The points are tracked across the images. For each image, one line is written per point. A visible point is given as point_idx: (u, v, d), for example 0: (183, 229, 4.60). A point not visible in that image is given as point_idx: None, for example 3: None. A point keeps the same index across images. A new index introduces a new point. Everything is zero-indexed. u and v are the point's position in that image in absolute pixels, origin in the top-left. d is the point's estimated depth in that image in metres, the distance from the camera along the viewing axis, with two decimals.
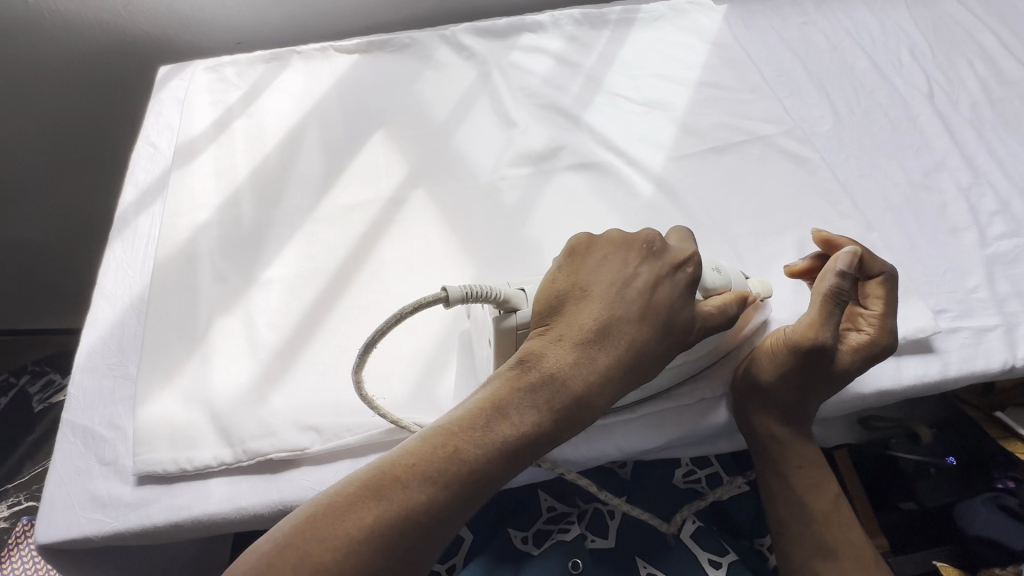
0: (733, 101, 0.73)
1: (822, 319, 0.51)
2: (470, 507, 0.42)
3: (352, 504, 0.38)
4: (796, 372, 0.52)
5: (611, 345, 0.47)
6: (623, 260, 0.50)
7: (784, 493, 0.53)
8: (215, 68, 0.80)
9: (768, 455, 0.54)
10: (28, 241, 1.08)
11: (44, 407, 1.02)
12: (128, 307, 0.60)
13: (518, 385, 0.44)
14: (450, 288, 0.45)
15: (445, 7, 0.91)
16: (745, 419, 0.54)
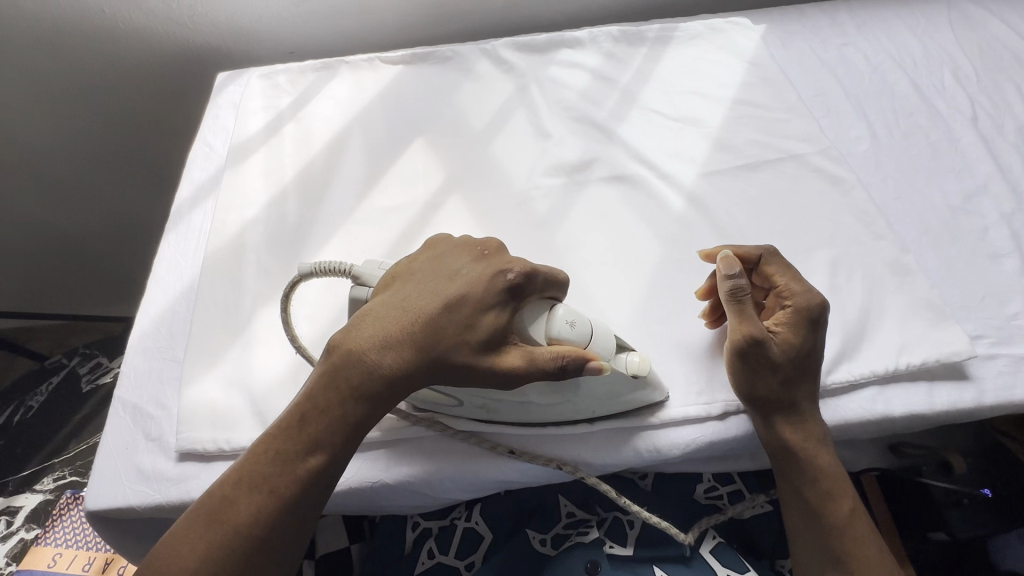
0: (768, 119, 0.74)
1: (740, 317, 0.51)
2: (304, 504, 0.44)
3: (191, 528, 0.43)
4: (757, 377, 0.51)
5: (415, 326, 0.46)
6: (449, 257, 0.51)
7: (806, 509, 0.52)
8: (268, 75, 0.85)
9: (794, 471, 0.52)
10: (85, 232, 1.17)
11: (91, 387, 1.08)
12: (178, 295, 0.64)
13: (328, 378, 0.45)
14: (303, 268, 0.52)
15: (487, 23, 0.95)
16: (768, 435, 0.52)
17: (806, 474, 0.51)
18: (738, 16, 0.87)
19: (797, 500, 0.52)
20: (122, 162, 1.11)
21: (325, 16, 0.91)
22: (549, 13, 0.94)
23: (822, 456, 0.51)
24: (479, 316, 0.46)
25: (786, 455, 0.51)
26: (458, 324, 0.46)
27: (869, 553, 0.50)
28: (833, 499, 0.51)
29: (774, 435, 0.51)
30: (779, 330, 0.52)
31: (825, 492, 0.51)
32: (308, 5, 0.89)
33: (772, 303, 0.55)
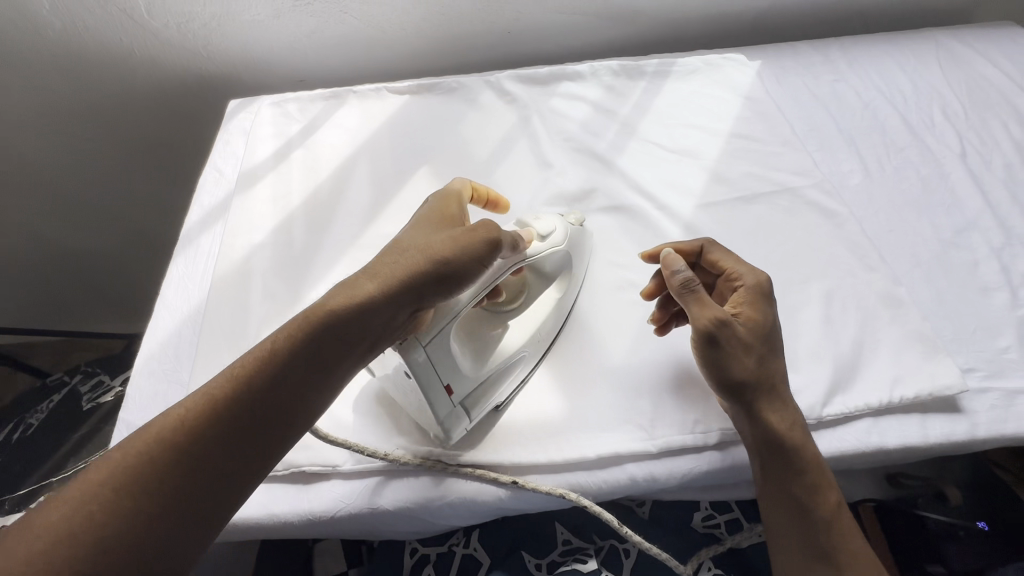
0: (763, 152, 0.76)
1: (693, 305, 0.52)
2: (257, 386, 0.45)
3: (135, 441, 0.42)
4: (734, 361, 0.51)
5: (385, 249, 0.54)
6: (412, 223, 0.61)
7: (792, 508, 0.50)
8: (279, 103, 0.87)
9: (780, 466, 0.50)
10: (94, 250, 1.20)
11: (92, 406, 1.08)
12: (185, 318, 0.65)
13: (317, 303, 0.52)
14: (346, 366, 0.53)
15: (491, 55, 0.98)
16: (751, 433, 0.51)
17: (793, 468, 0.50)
18: (734, 52, 0.90)
19: (779, 501, 0.50)
20: (135, 184, 1.14)
21: (335, 47, 0.94)
22: (551, 45, 0.97)
23: (803, 440, 0.50)
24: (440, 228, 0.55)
25: (772, 448, 0.50)
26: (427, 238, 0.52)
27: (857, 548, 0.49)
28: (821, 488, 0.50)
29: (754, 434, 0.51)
30: (740, 310, 0.54)
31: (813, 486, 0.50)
32: (319, 36, 0.92)
33: (722, 288, 0.59)
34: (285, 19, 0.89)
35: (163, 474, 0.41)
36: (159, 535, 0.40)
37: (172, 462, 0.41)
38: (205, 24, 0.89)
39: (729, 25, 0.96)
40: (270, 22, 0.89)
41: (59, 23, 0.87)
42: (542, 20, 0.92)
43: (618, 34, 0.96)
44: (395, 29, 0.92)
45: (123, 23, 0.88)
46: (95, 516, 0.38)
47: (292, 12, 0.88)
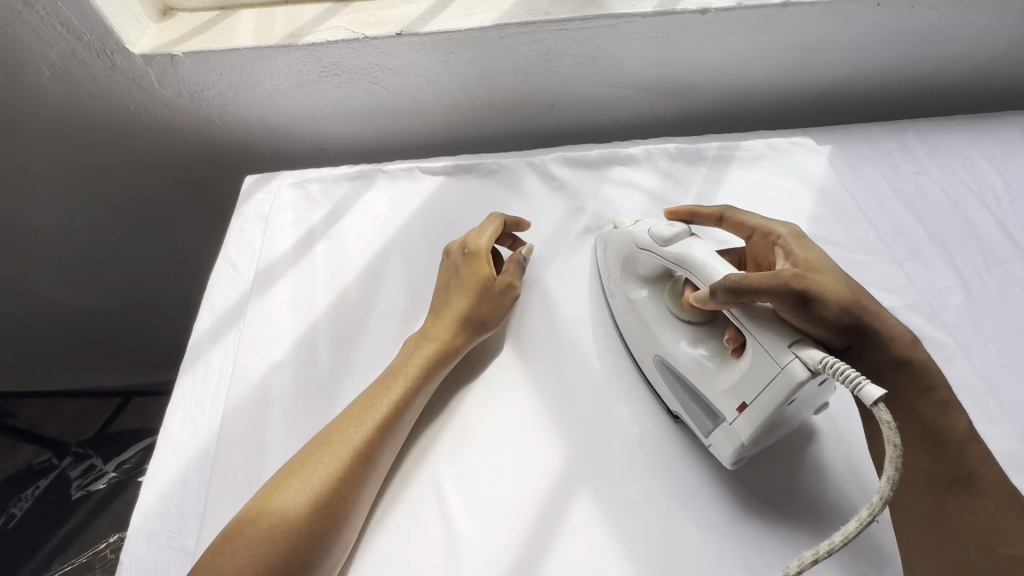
0: (847, 261, 0.68)
1: (762, 292, 0.48)
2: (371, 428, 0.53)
3: (284, 491, 0.48)
4: (829, 298, 0.49)
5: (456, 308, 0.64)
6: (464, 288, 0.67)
7: (924, 446, 0.50)
8: (301, 184, 0.79)
9: (894, 391, 0.52)
10: (103, 304, 1.18)
11: (82, 495, 0.98)
12: (192, 460, 0.56)
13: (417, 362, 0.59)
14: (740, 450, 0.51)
15: (530, 127, 0.90)
16: (873, 358, 0.51)
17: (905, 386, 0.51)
18: (800, 135, 0.82)
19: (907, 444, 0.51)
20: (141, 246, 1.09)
21: (362, 116, 0.86)
22: (596, 118, 0.89)
23: (909, 351, 0.51)
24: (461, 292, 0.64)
25: (875, 369, 0.51)
26: (481, 307, 0.63)
27: (992, 473, 0.49)
28: (947, 413, 0.50)
29: (861, 358, 0.51)
30: (794, 257, 0.55)
31: (942, 411, 0.50)
32: (345, 106, 0.84)
33: (756, 244, 0.61)
34: (310, 89, 0.81)
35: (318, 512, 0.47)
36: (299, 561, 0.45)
37: (323, 511, 0.47)
38: (222, 93, 0.81)
39: (791, 101, 0.88)
40: (293, 92, 0.81)
41: (62, 90, 0.79)
42: (589, 94, 0.84)
43: (670, 109, 0.88)
44: (428, 101, 0.84)
45: (131, 91, 0.80)
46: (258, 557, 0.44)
47: (318, 83, 0.80)
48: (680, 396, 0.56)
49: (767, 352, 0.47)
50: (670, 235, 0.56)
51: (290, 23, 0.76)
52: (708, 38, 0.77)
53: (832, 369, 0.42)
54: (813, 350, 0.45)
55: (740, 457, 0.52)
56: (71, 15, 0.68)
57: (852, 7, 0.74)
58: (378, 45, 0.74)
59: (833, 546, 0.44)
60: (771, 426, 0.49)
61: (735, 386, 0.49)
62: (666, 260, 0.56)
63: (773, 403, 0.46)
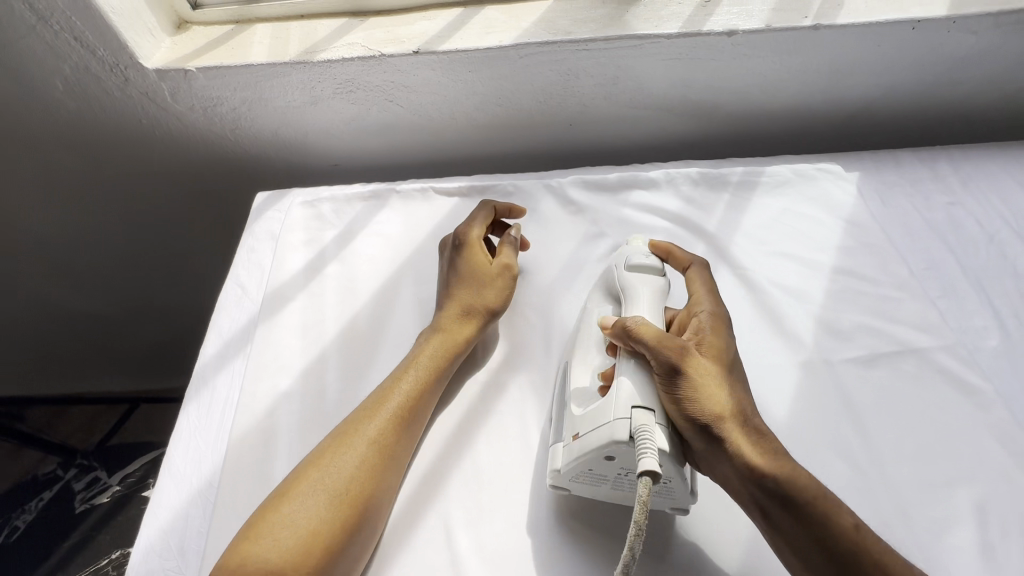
0: (877, 297, 0.65)
1: (650, 345, 0.48)
2: (384, 410, 0.54)
3: (314, 471, 0.49)
4: (687, 396, 0.46)
5: (462, 299, 0.63)
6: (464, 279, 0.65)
7: (812, 551, 0.42)
8: (312, 203, 0.77)
9: (768, 505, 0.44)
10: (116, 310, 1.19)
11: (84, 508, 0.97)
12: (195, 494, 0.54)
13: (432, 351, 0.59)
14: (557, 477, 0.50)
15: (548, 145, 0.88)
16: (727, 469, 0.45)
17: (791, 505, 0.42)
18: (827, 160, 0.80)
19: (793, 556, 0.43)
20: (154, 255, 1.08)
21: (376, 133, 0.85)
22: (615, 138, 0.87)
23: (788, 465, 0.44)
24: (463, 287, 0.64)
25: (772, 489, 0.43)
26: (487, 294, 0.64)
27: (919, 574, 0.41)
28: (828, 512, 0.42)
29: (722, 467, 0.46)
30: (703, 335, 0.52)
31: (821, 519, 0.42)
32: (359, 123, 0.83)
33: (677, 318, 0.57)
34: (324, 105, 0.79)
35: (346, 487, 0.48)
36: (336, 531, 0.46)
37: (355, 486, 0.49)
38: (235, 108, 0.80)
39: (817, 124, 0.86)
40: (307, 108, 0.80)
41: (74, 104, 0.78)
42: (608, 114, 0.82)
43: (691, 130, 0.86)
44: (444, 119, 0.82)
45: (144, 106, 0.79)
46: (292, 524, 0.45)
47: (332, 100, 0.78)
48: (557, 395, 0.56)
49: (614, 396, 0.47)
50: (641, 264, 0.59)
51: (306, 39, 0.75)
52: (734, 60, 0.74)
53: (640, 439, 0.43)
54: (651, 415, 0.45)
55: (559, 483, 0.50)
56: (85, 30, 0.67)
57: (886, 31, 0.71)
58: (395, 63, 0.73)
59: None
60: (595, 473, 0.48)
61: (581, 415, 0.49)
62: (617, 287, 0.59)
63: (595, 449, 0.46)
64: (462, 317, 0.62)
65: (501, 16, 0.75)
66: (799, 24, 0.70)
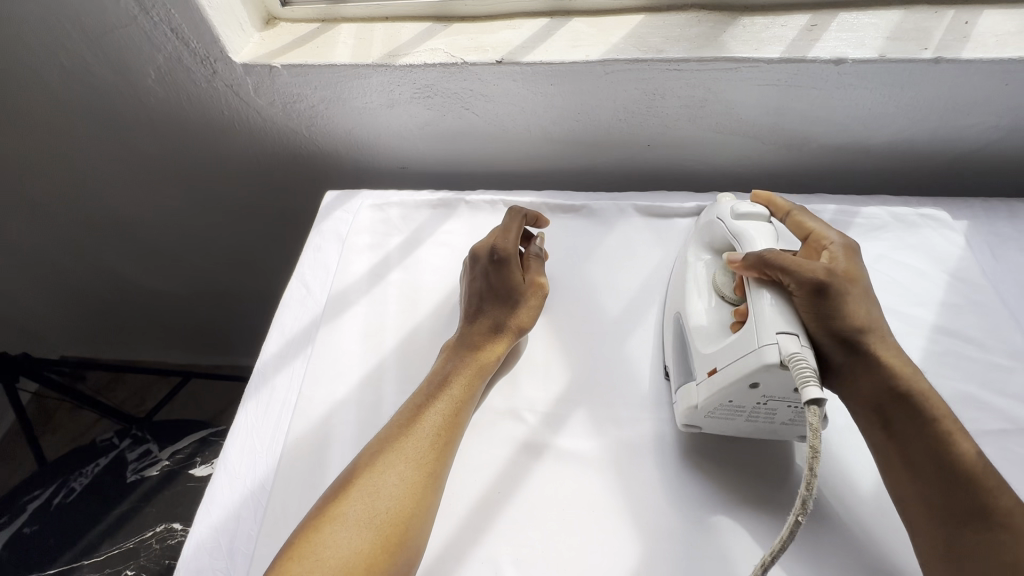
0: (984, 363, 0.59)
1: (789, 273, 0.49)
2: (418, 428, 0.52)
3: (347, 499, 0.47)
4: (833, 316, 0.49)
5: (496, 318, 0.61)
6: (495, 294, 0.62)
7: (924, 463, 0.46)
8: (381, 206, 0.77)
9: (921, 461, 0.46)
10: (180, 288, 1.24)
11: (136, 478, 1.01)
12: (248, 495, 0.54)
13: (466, 365, 0.58)
14: (688, 413, 0.53)
15: (623, 166, 0.85)
16: (915, 433, 0.47)
17: (915, 423, 0.47)
18: (929, 204, 0.73)
19: (919, 516, 0.46)
20: (219, 239, 1.12)
21: (447, 138, 0.83)
22: (693, 162, 0.83)
23: (913, 377, 0.48)
24: (502, 306, 0.62)
25: (886, 409, 0.48)
26: (520, 312, 0.62)
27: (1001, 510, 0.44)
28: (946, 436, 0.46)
29: (861, 388, 0.49)
30: (839, 263, 0.53)
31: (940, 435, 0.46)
32: (431, 128, 0.82)
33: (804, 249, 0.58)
34: (400, 109, 0.79)
35: (388, 515, 0.46)
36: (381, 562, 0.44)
37: (394, 515, 0.47)
38: (314, 106, 0.80)
39: (919, 163, 0.79)
40: (382, 110, 0.79)
41: (164, 92, 0.80)
42: (691, 137, 0.78)
43: (778, 159, 0.81)
44: (518, 131, 0.80)
45: (228, 98, 0.80)
46: (326, 550, 0.44)
47: (409, 104, 0.77)
48: (676, 356, 0.57)
49: (757, 330, 0.48)
50: (748, 212, 0.59)
51: (389, 42, 0.74)
52: (838, 90, 0.69)
53: (797, 366, 0.44)
54: (797, 344, 0.46)
55: (693, 421, 0.53)
56: (181, 22, 0.69)
57: (1017, 69, 0.64)
58: (476, 72, 0.71)
59: (775, 552, 0.41)
60: (733, 406, 0.50)
61: (717, 351, 0.51)
62: (730, 233, 0.58)
63: (738, 378, 0.47)
64: (497, 336, 0.60)
65: (589, 30, 0.72)
66: (917, 56, 0.64)
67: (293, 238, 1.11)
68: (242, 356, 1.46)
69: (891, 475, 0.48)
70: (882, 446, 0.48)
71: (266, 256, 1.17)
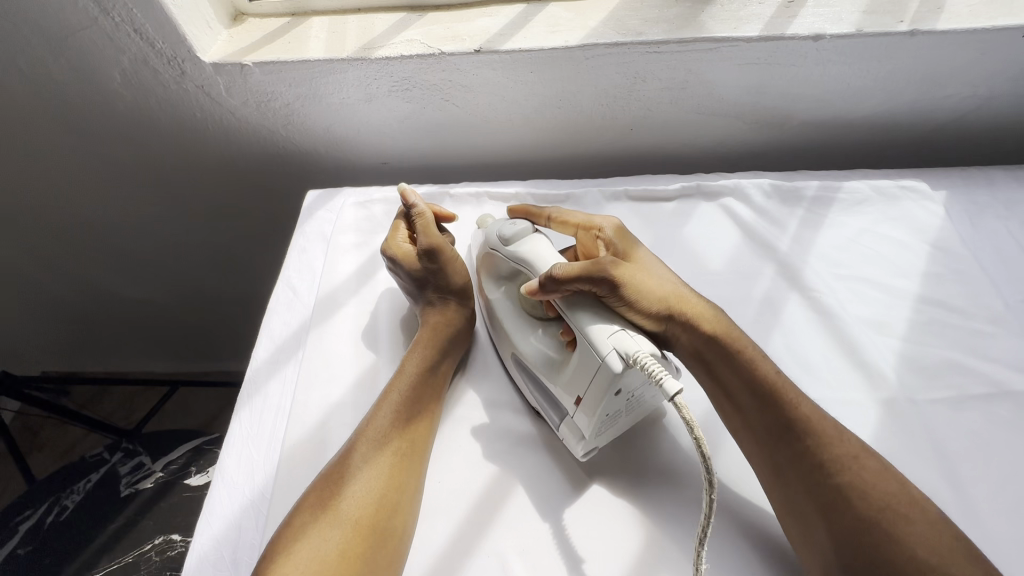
0: (968, 331, 0.60)
1: (579, 284, 0.51)
2: (384, 419, 0.53)
3: (314, 497, 0.48)
4: (635, 301, 0.53)
5: (433, 296, 0.63)
6: (415, 287, 0.63)
7: (743, 397, 0.51)
8: (364, 204, 0.76)
9: (766, 402, 0.50)
10: (161, 297, 1.21)
11: (130, 492, 0.99)
12: (248, 504, 0.53)
13: (423, 343, 0.59)
14: (583, 444, 0.52)
15: (608, 152, 0.85)
16: (730, 375, 0.52)
17: (729, 362, 0.52)
18: (910, 177, 0.74)
19: (753, 449, 0.50)
20: (198, 245, 1.09)
21: (427, 131, 0.82)
22: (678, 144, 0.83)
23: (721, 326, 0.54)
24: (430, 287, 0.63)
25: (710, 360, 0.53)
26: (453, 280, 0.63)
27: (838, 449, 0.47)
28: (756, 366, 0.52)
29: (682, 343, 0.55)
30: (618, 249, 0.58)
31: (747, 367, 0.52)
32: (411, 121, 0.80)
33: (581, 243, 0.62)
34: (378, 103, 0.77)
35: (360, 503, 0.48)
36: (358, 547, 0.46)
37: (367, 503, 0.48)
38: (289, 104, 0.78)
39: (898, 136, 0.80)
40: (360, 106, 0.78)
41: (132, 96, 0.77)
42: (674, 120, 0.78)
43: (760, 138, 0.81)
44: (498, 121, 0.79)
45: (199, 99, 0.78)
46: (291, 547, 0.45)
47: (386, 98, 0.76)
48: (534, 391, 0.57)
49: (591, 348, 0.48)
50: (512, 234, 0.58)
51: (363, 35, 0.72)
52: (817, 66, 0.69)
53: (640, 365, 0.45)
54: (630, 339, 0.47)
55: (588, 449, 0.53)
56: (145, 22, 0.66)
57: (992, 38, 0.65)
58: (454, 61, 0.70)
59: (704, 530, 0.44)
60: (611, 416, 0.50)
61: (570, 379, 0.51)
62: (511, 261, 0.58)
63: (603, 395, 0.48)
64: (441, 310, 0.62)
65: (566, 14, 0.71)
66: (894, 29, 0.64)
67: (275, 239, 1.09)
68: (230, 362, 1.44)
69: (725, 415, 0.53)
70: (712, 388, 0.53)
71: (249, 260, 1.14)
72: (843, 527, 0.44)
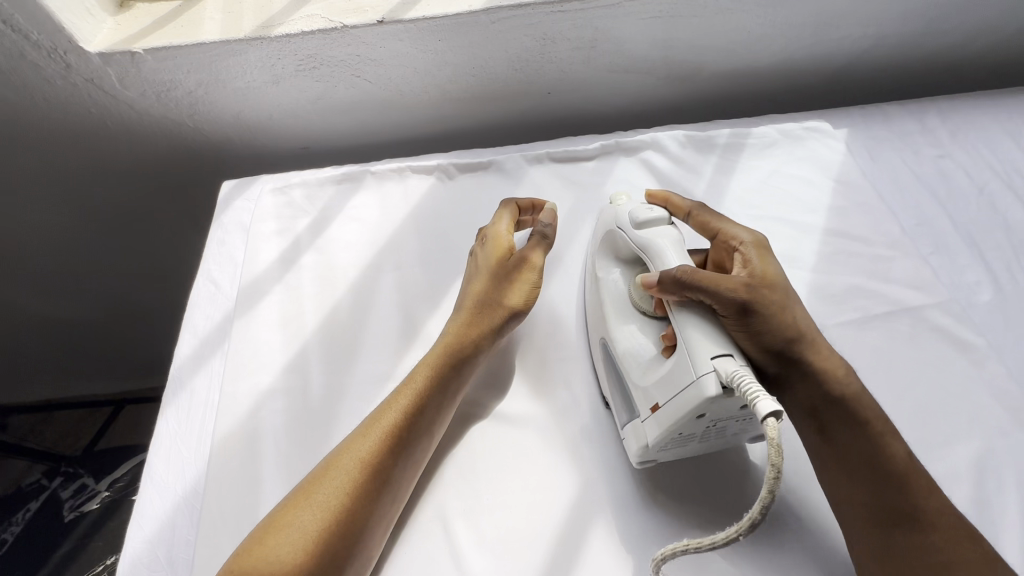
0: (870, 257, 0.64)
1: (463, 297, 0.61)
2: (385, 429, 0.50)
3: (301, 512, 0.44)
4: (762, 332, 0.47)
5: (474, 302, 0.59)
6: (471, 284, 0.61)
7: (846, 426, 0.48)
8: (283, 189, 0.73)
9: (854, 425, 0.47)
10: None
11: (74, 516, 0.96)
12: (181, 500, 0.52)
13: (451, 363, 0.55)
14: (641, 451, 0.49)
15: (529, 117, 0.85)
16: (843, 434, 0.47)
17: (846, 407, 0.48)
18: (814, 118, 0.78)
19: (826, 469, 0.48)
20: (120, 253, 1.04)
21: (344, 111, 0.80)
22: (597, 105, 0.84)
23: (854, 386, 0.49)
24: (481, 289, 0.59)
25: (816, 403, 0.48)
26: (509, 289, 0.59)
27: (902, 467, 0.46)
28: (872, 427, 0.47)
29: (800, 390, 0.49)
30: (755, 267, 0.51)
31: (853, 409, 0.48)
32: (325, 101, 0.78)
33: (715, 250, 0.56)
34: (286, 84, 0.74)
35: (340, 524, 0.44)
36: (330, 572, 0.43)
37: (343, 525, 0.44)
38: (191, 91, 0.74)
39: (803, 80, 0.83)
40: (268, 89, 0.75)
41: (15, 96, 0.72)
42: (589, 79, 0.79)
43: (674, 92, 0.83)
44: (414, 95, 0.78)
45: (92, 94, 0.73)
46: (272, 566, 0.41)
47: (295, 78, 0.73)
48: (612, 384, 0.54)
49: (689, 360, 0.43)
50: (647, 218, 0.53)
51: (260, 11, 0.69)
52: (717, 15, 0.70)
53: (740, 387, 0.39)
54: (734, 364, 0.42)
55: (647, 458, 0.49)
56: (14, 13, 0.61)
57: None
58: (359, 35, 0.68)
59: (713, 541, 0.39)
60: (683, 436, 0.46)
61: (654, 385, 0.47)
62: (635, 245, 0.53)
63: (682, 415, 0.43)
64: (481, 319, 0.57)
65: None
66: None
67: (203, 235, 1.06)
68: None
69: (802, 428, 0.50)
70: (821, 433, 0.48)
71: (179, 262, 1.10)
72: (893, 540, 0.44)
